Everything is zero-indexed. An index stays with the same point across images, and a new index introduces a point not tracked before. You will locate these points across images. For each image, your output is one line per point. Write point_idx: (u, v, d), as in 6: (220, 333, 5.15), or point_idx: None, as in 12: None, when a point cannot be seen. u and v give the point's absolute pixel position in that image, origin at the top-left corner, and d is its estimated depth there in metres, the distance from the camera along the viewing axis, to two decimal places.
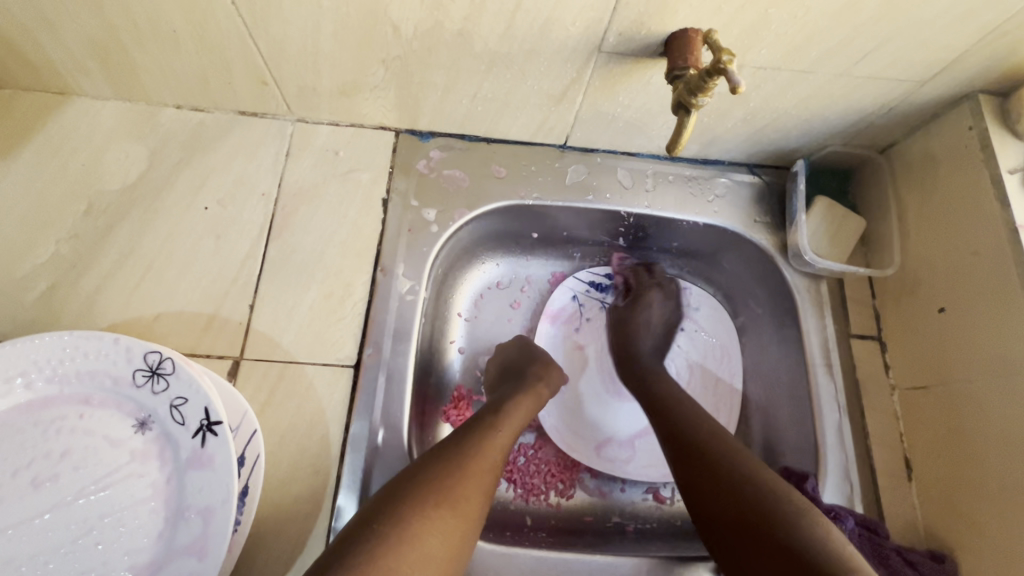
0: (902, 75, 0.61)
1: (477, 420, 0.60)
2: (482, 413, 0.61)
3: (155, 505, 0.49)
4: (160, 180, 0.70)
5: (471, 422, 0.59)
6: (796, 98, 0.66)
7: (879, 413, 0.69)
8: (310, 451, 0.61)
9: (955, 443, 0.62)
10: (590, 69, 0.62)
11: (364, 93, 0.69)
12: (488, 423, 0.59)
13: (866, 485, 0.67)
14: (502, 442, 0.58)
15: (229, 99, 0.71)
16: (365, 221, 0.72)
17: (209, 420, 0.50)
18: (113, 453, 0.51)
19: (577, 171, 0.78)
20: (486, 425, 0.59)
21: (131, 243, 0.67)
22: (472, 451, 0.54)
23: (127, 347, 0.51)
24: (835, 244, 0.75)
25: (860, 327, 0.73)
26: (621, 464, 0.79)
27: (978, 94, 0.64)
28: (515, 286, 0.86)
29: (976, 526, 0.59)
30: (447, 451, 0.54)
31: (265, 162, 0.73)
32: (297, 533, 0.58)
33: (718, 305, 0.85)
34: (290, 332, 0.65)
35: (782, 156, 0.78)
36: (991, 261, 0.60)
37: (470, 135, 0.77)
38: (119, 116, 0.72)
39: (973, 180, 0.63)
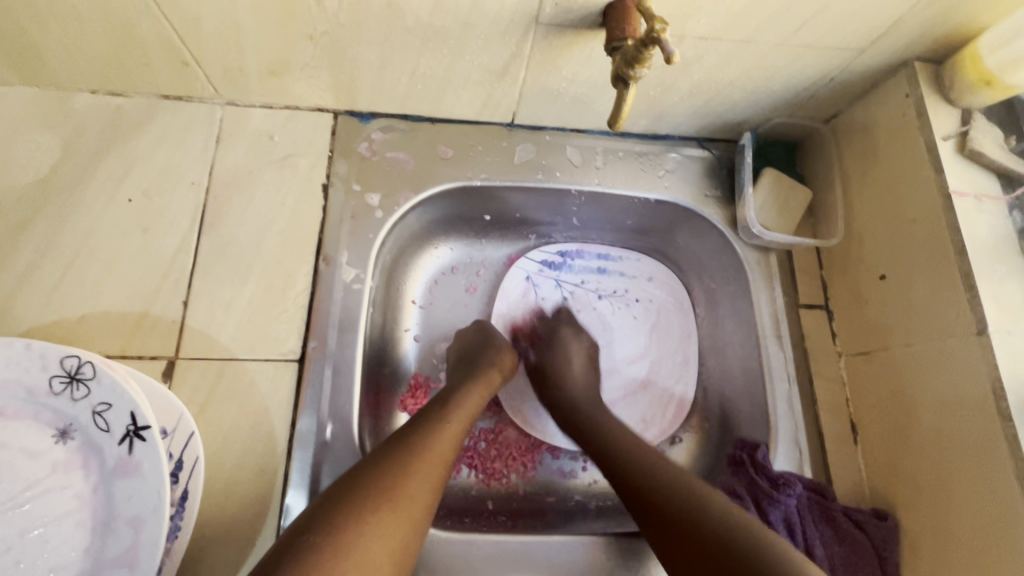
0: (841, 43, 0.61)
1: (426, 414, 0.58)
2: (432, 406, 0.60)
3: (80, 517, 0.47)
4: (77, 171, 0.65)
5: (418, 417, 0.58)
6: (740, 68, 0.65)
7: (826, 380, 0.71)
8: (255, 450, 0.58)
9: (896, 406, 0.64)
10: (529, 42, 0.60)
11: (295, 72, 0.65)
12: (437, 417, 0.58)
13: (815, 451, 0.68)
14: (452, 435, 0.57)
15: (148, 81, 0.66)
16: (305, 208, 0.68)
17: (136, 425, 0.47)
18: (32, 465, 0.47)
19: (526, 150, 0.76)
20: (434, 420, 0.57)
21: (49, 241, 0.63)
22: (420, 447, 0.53)
23: (42, 353, 0.48)
24: (782, 215, 0.75)
25: (809, 297, 0.74)
26: None
27: (914, 62, 0.64)
28: (469, 270, 0.84)
29: (915, 484, 0.61)
30: (394, 451, 0.52)
31: (193, 150, 0.69)
32: (245, 535, 0.56)
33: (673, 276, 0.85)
34: (228, 329, 0.62)
35: (730, 129, 0.78)
36: (927, 228, 0.61)
37: (413, 115, 0.74)
38: (27, 104, 0.67)
39: (910, 147, 0.64)
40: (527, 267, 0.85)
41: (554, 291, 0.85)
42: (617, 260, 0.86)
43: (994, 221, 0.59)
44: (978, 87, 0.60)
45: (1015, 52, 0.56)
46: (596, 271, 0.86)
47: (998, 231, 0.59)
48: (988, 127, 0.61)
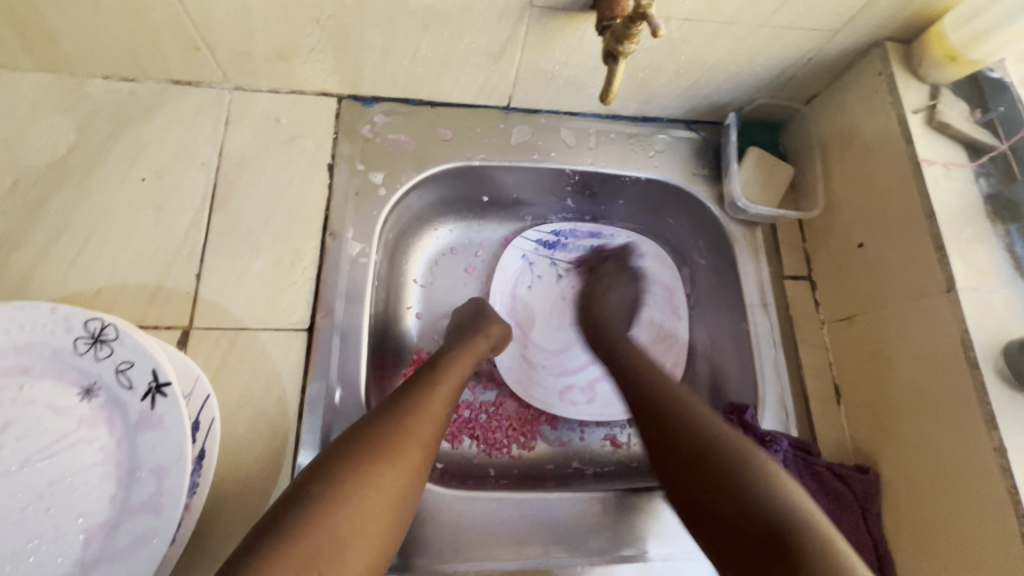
0: (817, 24, 0.65)
1: (417, 379, 0.60)
2: (421, 373, 0.62)
3: (106, 468, 0.49)
4: (92, 152, 0.68)
5: (411, 381, 0.60)
6: (723, 50, 0.69)
7: (810, 345, 0.75)
8: (268, 413, 0.61)
9: (875, 366, 0.67)
10: (524, 24, 0.64)
11: (301, 56, 0.68)
12: (428, 381, 0.60)
13: (801, 412, 0.72)
14: (443, 397, 0.59)
15: (160, 66, 0.69)
16: (311, 186, 0.72)
17: (157, 382, 0.50)
18: (59, 421, 0.50)
19: (522, 132, 0.80)
20: (426, 383, 0.59)
21: (65, 218, 0.65)
22: (414, 407, 0.55)
23: (67, 316, 0.50)
24: (766, 191, 0.79)
25: (792, 269, 0.78)
26: (580, 407, 0.83)
27: (885, 42, 0.68)
28: (469, 250, 0.87)
29: (894, 438, 0.65)
30: (388, 410, 0.54)
31: (203, 132, 0.71)
32: (260, 492, 0.58)
33: (665, 254, 0.88)
34: (240, 300, 0.65)
35: (716, 111, 0.82)
36: (900, 196, 0.65)
37: (414, 99, 0.77)
38: (42, 88, 0.69)
39: (884, 121, 0.68)
40: (524, 246, 0.88)
41: (549, 269, 0.89)
42: (610, 238, 0.90)
43: (962, 187, 0.63)
44: (943, 63, 0.64)
45: (975, 29, 0.60)
46: (590, 249, 0.90)
47: (966, 197, 0.62)
48: (954, 101, 0.66)
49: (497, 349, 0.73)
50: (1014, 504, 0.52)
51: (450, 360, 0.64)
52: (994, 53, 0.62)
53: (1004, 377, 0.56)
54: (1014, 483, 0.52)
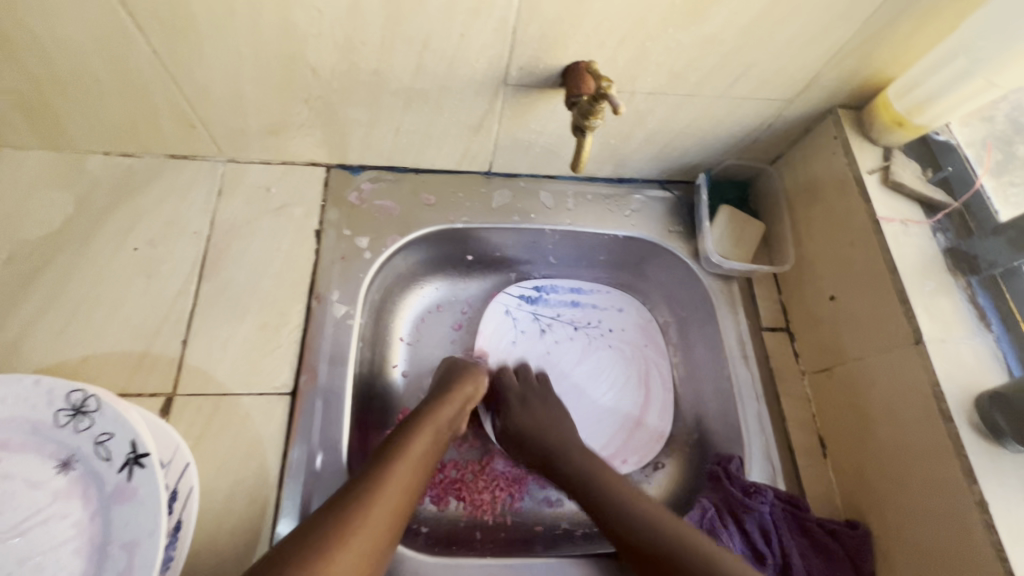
0: (772, 94, 0.70)
1: (377, 457, 0.60)
2: (376, 458, 0.60)
3: (78, 544, 0.48)
4: (88, 224, 0.71)
5: (364, 470, 0.58)
6: (688, 118, 0.74)
7: (792, 396, 0.75)
8: (248, 481, 0.61)
9: (855, 418, 0.68)
10: (500, 100, 0.68)
11: (291, 132, 0.73)
12: (382, 471, 0.58)
13: (787, 466, 0.72)
14: (405, 482, 0.58)
15: (158, 143, 0.73)
16: (299, 252, 0.74)
17: (136, 453, 0.50)
18: (34, 495, 0.50)
19: (503, 195, 0.83)
20: (379, 473, 0.58)
21: (57, 288, 0.67)
22: (360, 505, 0.54)
23: (50, 389, 0.52)
24: (739, 246, 0.82)
25: (770, 321, 0.80)
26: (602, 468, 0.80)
27: (838, 109, 0.73)
28: (455, 307, 0.89)
29: (878, 491, 0.64)
30: (335, 510, 0.53)
31: (196, 202, 0.75)
32: (235, 564, 0.57)
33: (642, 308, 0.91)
34: (224, 365, 0.66)
35: (687, 172, 0.86)
36: (864, 252, 0.68)
37: (399, 167, 0.81)
38: (45, 165, 0.73)
39: (842, 181, 0.71)
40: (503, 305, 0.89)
41: (532, 324, 0.89)
42: (589, 293, 0.92)
43: (922, 242, 0.66)
44: (892, 127, 0.69)
45: (916, 98, 0.65)
46: (571, 304, 0.91)
47: (926, 252, 0.65)
48: (906, 161, 0.70)
49: (461, 415, 0.71)
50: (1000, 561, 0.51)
51: (414, 430, 0.64)
52: (940, 118, 0.66)
53: (977, 427, 0.56)
54: (999, 540, 0.51)
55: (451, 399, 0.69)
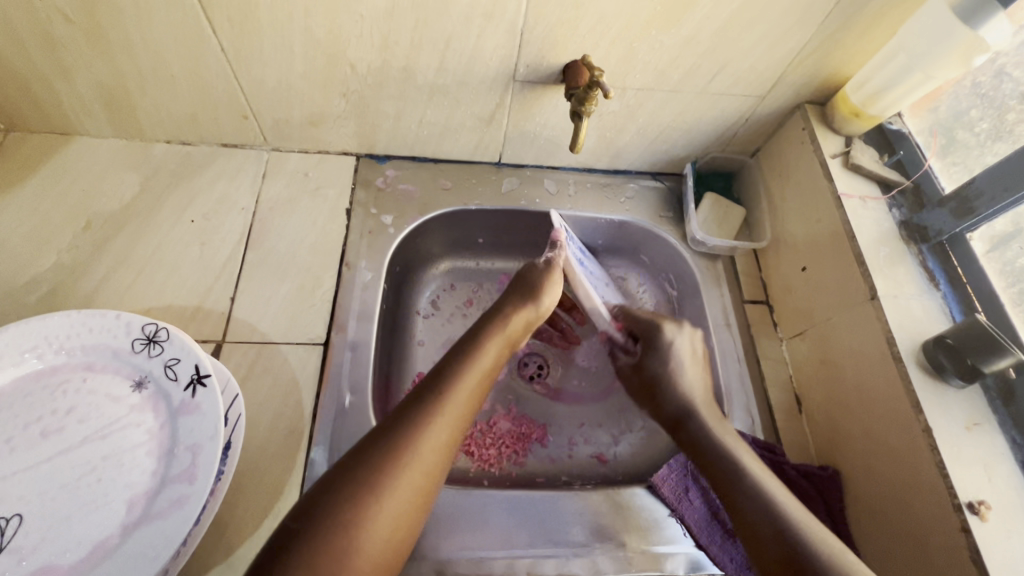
0: (746, 91, 0.81)
1: (433, 382, 0.60)
2: (427, 386, 0.60)
3: (149, 447, 0.57)
4: (152, 200, 0.82)
5: (416, 398, 0.58)
6: (674, 112, 0.84)
7: (771, 360, 0.83)
8: (286, 414, 0.69)
9: (825, 373, 0.76)
10: (509, 95, 0.80)
11: (329, 123, 0.84)
12: (434, 403, 0.58)
13: (766, 419, 0.79)
14: (456, 413, 0.58)
15: (214, 132, 0.85)
16: (332, 226, 0.85)
17: (199, 374, 0.59)
18: (113, 407, 0.59)
19: (511, 183, 0.94)
20: (430, 404, 0.57)
21: (125, 252, 0.78)
22: (412, 435, 0.54)
23: (128, 321, 0.61)
24: (722, 228, 0.92)
25: (752, 294, 0.89)
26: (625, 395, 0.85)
27: (805, 104, 0.83)
28: (467, 285, 0.99)
29: (845, 435, 0.71)
30: (389, 436, 0.54)
31: (244, 184, 0.86)
32: (275, 482, 0.65)
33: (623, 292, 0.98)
34: (267, 318, 0.76)
35: (675, 164, 0.97)
36: (828, 225, 0.77)
37: (420, 157, 0.92)
38: (117, 150, 0.85)
39: (809, 165, 0.81)
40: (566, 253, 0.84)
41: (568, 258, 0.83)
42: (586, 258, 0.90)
43: (878, 215, 0.75)
44: (850, 118, 0.79)
45: (869, 91, 0.75)
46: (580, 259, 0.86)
47: (882, 223, 0.74)
48: (865, 148, 0.79)
49: (521, 332, 0.73)
50: (943, 477, 0.58)
51: (471, 356, 0.64)
52: (891, 108, 0.76)
53: (925, 367, 0.64)
54: (941, 459, 0.58)
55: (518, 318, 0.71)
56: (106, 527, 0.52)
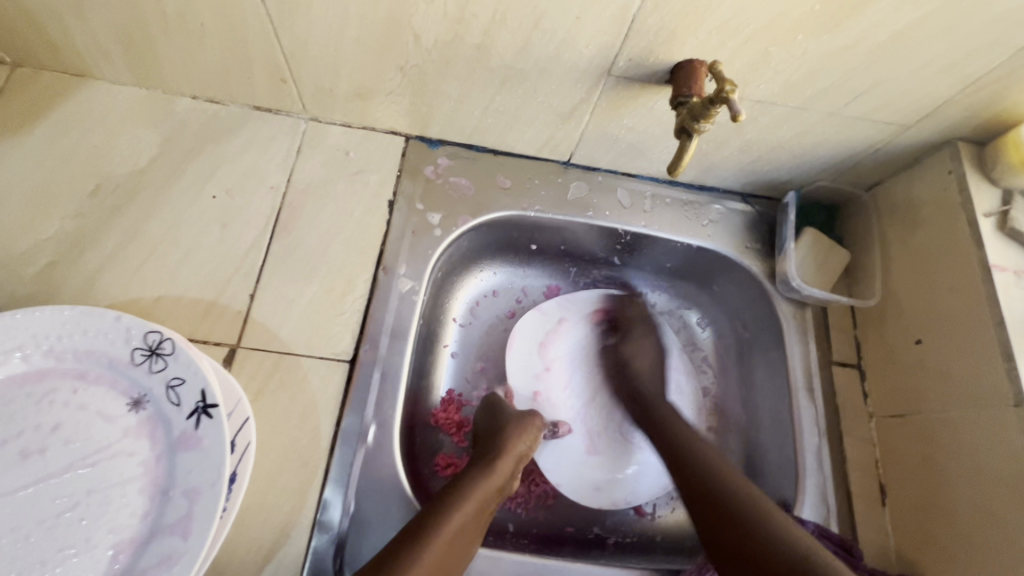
0: (889, 118, 0.65)
1: (453, 486, 0.62)
2: (446, 490, 0.61)
3: (142, 483, 0.49)
4: (171, 166, 0.72)
5: (433, 504, 0.59)
6: (792, 132, 0.69)
7: (856, 438, 0.72)
8: (301, 442, 0.61)
9: (927, 471, 0.65)
10: (599, 91, 0.65)
11: (379, 97, 0.71)
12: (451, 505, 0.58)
13: (843, 509, 0.68)
14: (468, 520, 0.58)
15: (246, 93, 0.73)
16: (371, 219, 0.73)
17: (205, 401, 0.50)
18: (105, 429, 0.50)
19: (579, 188, 0.81)
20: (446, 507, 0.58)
21: (137, 225, 0.68)
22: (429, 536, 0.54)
23: (128, 328, 0.52)
24: (819, 273, 0.78)
25: (842, 355, 0.76)
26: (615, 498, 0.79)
27: (958, 141, 0.68)
28: (511, 295, 0.88)
29: (945, 550, 0.61)
30: (408, 541, 0.54)
31: (276, 157, 0.74)
32: (282, 521, 0.57)
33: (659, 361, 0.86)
34: (288, 324, 0.66)
35: (774, 188, 0.82)
36: (963, 300, 0.64)
37: (478, 146, 0.80)
38: (135, 102, 0.74)
39: (952, 219, 0.67)
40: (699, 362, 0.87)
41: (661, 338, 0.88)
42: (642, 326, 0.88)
43: None
44: (1019, 169, 0.63)
45: None
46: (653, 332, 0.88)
47: None
48: None
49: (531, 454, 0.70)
50: None
51: (489, 462, 0.65)
52: None
53: None
54: None
55: (532, 430, 0.70)
56: None
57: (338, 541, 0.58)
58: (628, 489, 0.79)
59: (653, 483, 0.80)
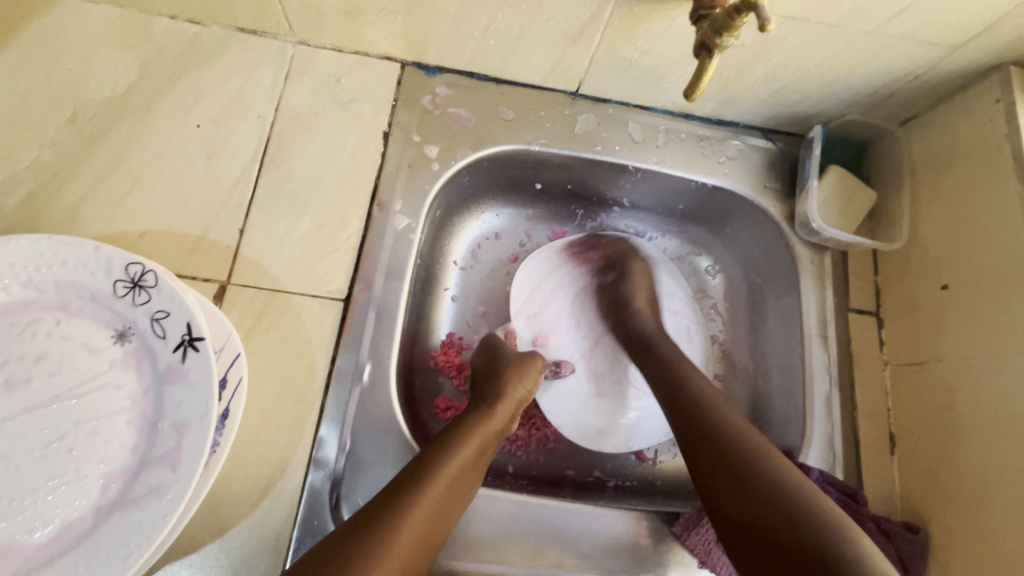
0: (937, 37, 0.58)
1: (451, 428, 0.61)
2: (445, 431, 0.60)
3: (130, 416, 0.48)
4: (151, 92, 0.67)
5: (431, 444, 0.58)
6: (824, 55, 0.63)
7: (869, 386, 0.69)
8: (295, 381, 0.60)
9: (942, 421, 0.62)
10: (611, 5, 0.59)
11: (371, 16, 0.65)
12: (449, 446, 0.58)
13: (849, 457, 0.67)
14: (467, 461, 0.57)
15: (227, 12, 0.67)
16: (364, 152, 0.69)
17: (191, 335, 0.48)
18: (90, 361, 0.49)
19: (587, 121, 0.75)
20: (443, 448, 0.57)
21: (118, 156, 0.64)
22: (426, 478, 0.54)
23: (108, 258, 0.49)
24: (843, 215, 0.73)
25: (859, 302, 0.73)
26: (616, 440, 0.77)
27: (1010, 66, 0.61)
28: (514, 237, 0.84)
29: (955, 499, 0.60)
30: (405, 481, 0.54)
31: (262, 84, 0.69)
32: (278, 458, 0.57)
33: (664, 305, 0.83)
34: (279, 262, 0.63)
35: (798, 122, 0.76)
36: (999, 243, 0.59)
37: (479, 74, 0.74)
38: (109, 22, 0.68)
39: (995, 153, 0.61)
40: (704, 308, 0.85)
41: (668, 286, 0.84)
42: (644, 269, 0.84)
43: None
44: None
45: None
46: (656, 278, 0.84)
47: None
48: None
49: (532, 396, 0.69)
50: None
51: (489, 406, 0.64)
52: None
53: None
54: None
55: (532, 372, 0.69)
56: (77, 508, 0.45)
57: (334, 479, 0.58)
58: (631, 433, 0.78)
59: (656, 430, 0.79)
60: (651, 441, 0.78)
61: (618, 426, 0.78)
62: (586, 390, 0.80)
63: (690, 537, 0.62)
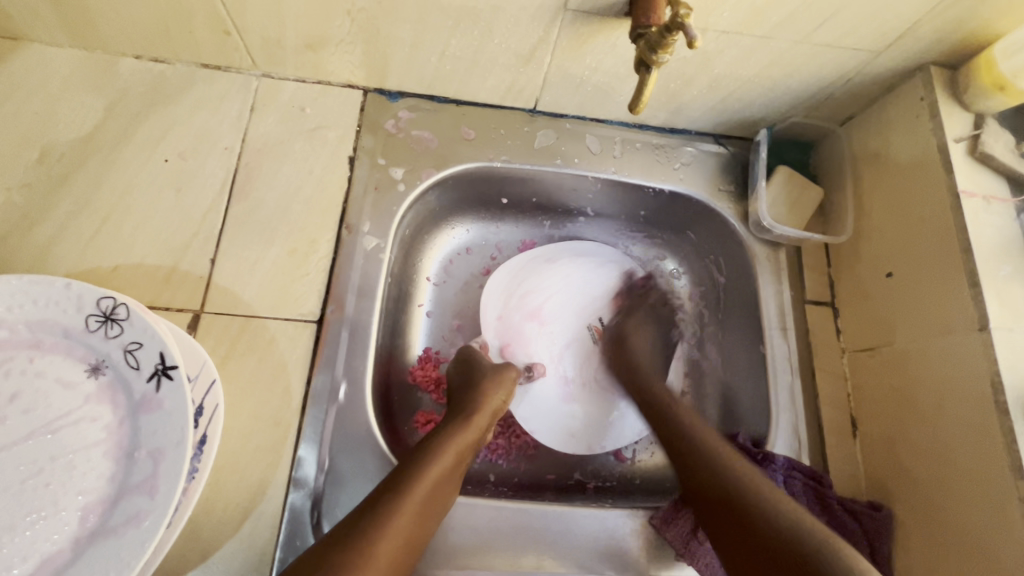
0: (861, 44, 0.63)
1: (426, 442, 0.62)
2: (421, 445, 0.62)
3: (107, 447, 0.49)
4: (119, 130, 0.69)
5: (407, 458, 0.59)
6: (760, 64, 0.67)
7: (829, 373, 0.72)
8: (272, 403, 0.61)
9: (896, 400, 0.65)
10: (557, 28, 0.63)
11: (330, 48, 0.68)
12: (425, 459, 0.59)
13: (814, 442, 0.70)
14: (444, 473, 0.59)
15: (190, 50, 0.69)
16: (332, 177, 0.71)
17: (164, 364, 0.49)
18: (65, 395, 0.50)
19: (546, 136, 0.79)
20: (419, 462, 0.58)
21: (87, 195, 0.66)
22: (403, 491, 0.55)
23: (79, 294, 0.51)
24: (793, 212, 0.77)
25: (815, 294, 0.76)
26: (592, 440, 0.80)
27: (930, 66, 0.66)
28: (485, 252, 0.87)
29: (913, 474, 0.63)
30: (382, 495, 0.55)
31: (228, 117, 0.72)
32: (258, 479, 0.58)
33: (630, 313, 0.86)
34: (252, 287, 0.65)
35: (746, 127, 0.80)
36: (933, 230, 0.63)
37: (440, 96, 0.77)
38: (75, 65, 0.70)
39: (924, 147, 0.66)
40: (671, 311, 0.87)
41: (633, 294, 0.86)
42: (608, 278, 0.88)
43: (1001, 222, 0.61)
44: (991, 91, 0.62)
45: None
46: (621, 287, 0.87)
47: (1002, 233, 0.61)
48: (999, 132, 0.64)
49: (506, 407, 0.70)
50: None
51: (464, 421, 0.65)
52: None
53: None
54: None
55: (505, 385, 0.70)
56: (56, 541, 0.46)
57: (315, 496, 0.59)
58: (605, 433, 0.80)
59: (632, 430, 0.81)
60: (625, 441, 0.80)
61: (591, 427, 0.81)
62: (560, 394, 0.82)
63: (669, 529, 0.64)
